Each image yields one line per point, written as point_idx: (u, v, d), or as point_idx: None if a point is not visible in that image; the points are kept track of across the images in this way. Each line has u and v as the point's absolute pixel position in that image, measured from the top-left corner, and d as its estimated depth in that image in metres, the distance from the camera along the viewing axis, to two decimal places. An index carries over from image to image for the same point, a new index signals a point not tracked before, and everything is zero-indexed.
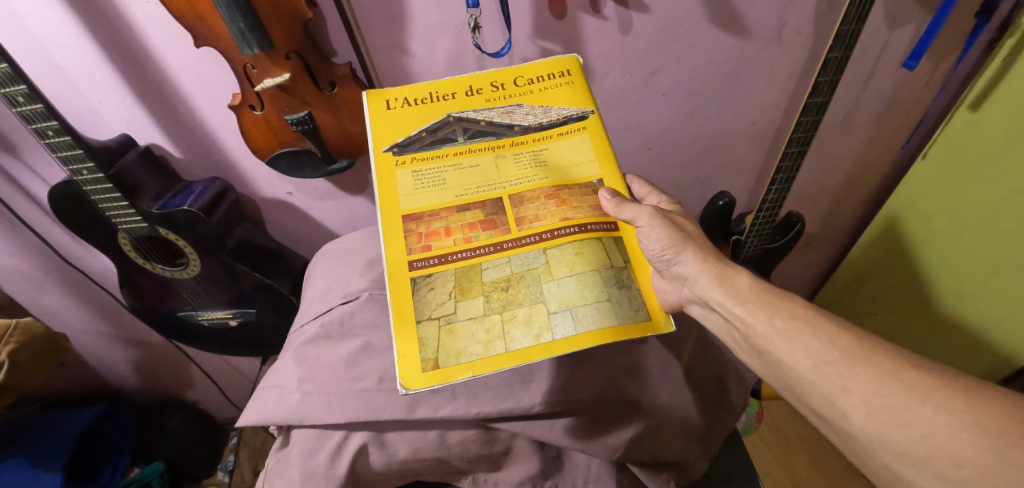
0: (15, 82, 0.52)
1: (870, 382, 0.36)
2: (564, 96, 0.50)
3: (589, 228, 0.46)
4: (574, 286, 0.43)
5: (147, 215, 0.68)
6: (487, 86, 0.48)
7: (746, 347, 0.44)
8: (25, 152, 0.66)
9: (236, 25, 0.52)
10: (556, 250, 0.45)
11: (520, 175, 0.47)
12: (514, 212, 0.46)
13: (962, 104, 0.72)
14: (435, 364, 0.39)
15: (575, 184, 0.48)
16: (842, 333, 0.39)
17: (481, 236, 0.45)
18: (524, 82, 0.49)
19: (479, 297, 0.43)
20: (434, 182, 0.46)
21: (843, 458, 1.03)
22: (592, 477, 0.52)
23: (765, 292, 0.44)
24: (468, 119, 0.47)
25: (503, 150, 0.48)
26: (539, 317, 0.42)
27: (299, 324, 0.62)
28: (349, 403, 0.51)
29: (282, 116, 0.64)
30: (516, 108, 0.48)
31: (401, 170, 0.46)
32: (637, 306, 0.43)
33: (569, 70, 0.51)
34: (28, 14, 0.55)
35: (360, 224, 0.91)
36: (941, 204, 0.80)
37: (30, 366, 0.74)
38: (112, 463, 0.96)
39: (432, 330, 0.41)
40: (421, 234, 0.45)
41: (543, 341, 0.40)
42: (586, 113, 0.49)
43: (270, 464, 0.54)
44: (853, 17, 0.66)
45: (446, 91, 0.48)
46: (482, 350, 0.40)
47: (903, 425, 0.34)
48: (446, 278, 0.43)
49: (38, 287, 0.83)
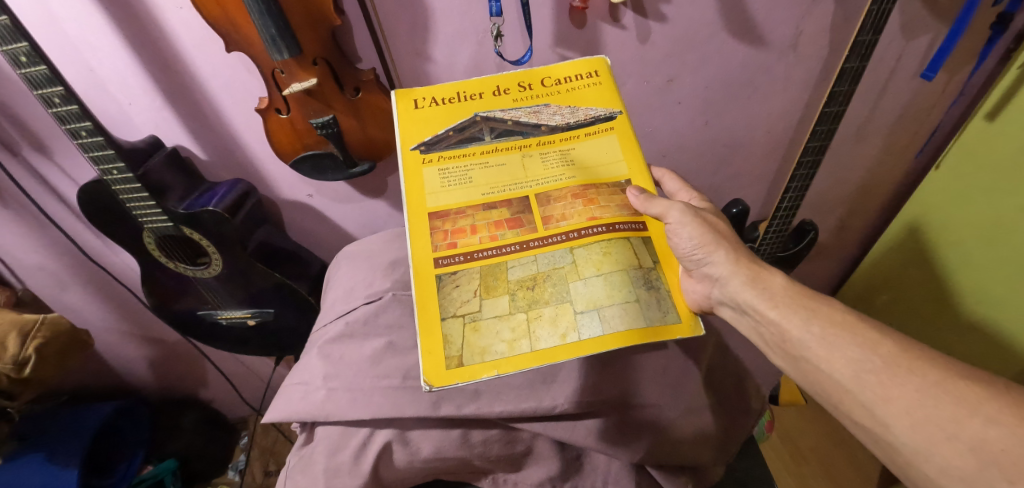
0: (52, 84, 0.54)
1: (914, 393, 0.37)
2: (592, 97, 0.51)
3: (616, 228, 0.47)
4: (601, 286, 0.44)
5: (172, 215, 0.69)
6: (514, 86, 0.49)
7: (781, 352, 0.45)
8: (57, 153, 0.68)
9: (268, 30, 0.53)
10: (583, 250, 0.46)
11: (548, 174, 0.48)
12: (540, 211, 0.47)
13: (978, 115, 0.74)
14: (459, 362, 0.40)
15: (604, 184, 0.49)
16: (884, 340, 0.40)
17: (507, 234, 0.46)
18: (551, 83, 0.50)
19: (503, 296, 0.43)
20: (461, 181, 0.47)
21: (854, 466, 1.02)
22: (612, 478, 0.52)
23: (800, 295, 0.45)
24: (495, 119, 0.48)
25: (530, 149, 0.49)
26: (565, 316, 0.42)
27: (322, 324, 0.64)
28: (374, 400, 0.51)
29: (307, 120, 0.65)
30: (544, 108, 0.49)
31: (428, 168, 0.47)
32: (666, 308, 0.43)
33: (597, 71, 0.52)
34: (66, 20, 0.57)
35: (378, 227, 0.92)
36: (956, 214, 0.81)
37: (55, 361, 0.75)
38: (127, 459, 0.98)
39: (456, 328, 0.41)
40: (447, 232, 0.45)
41: (569, 341, 0.41)
42: (614, 114, 0.50)
43: (292, 461, 0.54)
44: (869, 29, 0.67)
45: (474, 90, 0.49)
46: (507, 349, 0.41)
47: (950, 437, 0.34)
48: (471, 276, 0.44)
49: (62, 284, 0.85)
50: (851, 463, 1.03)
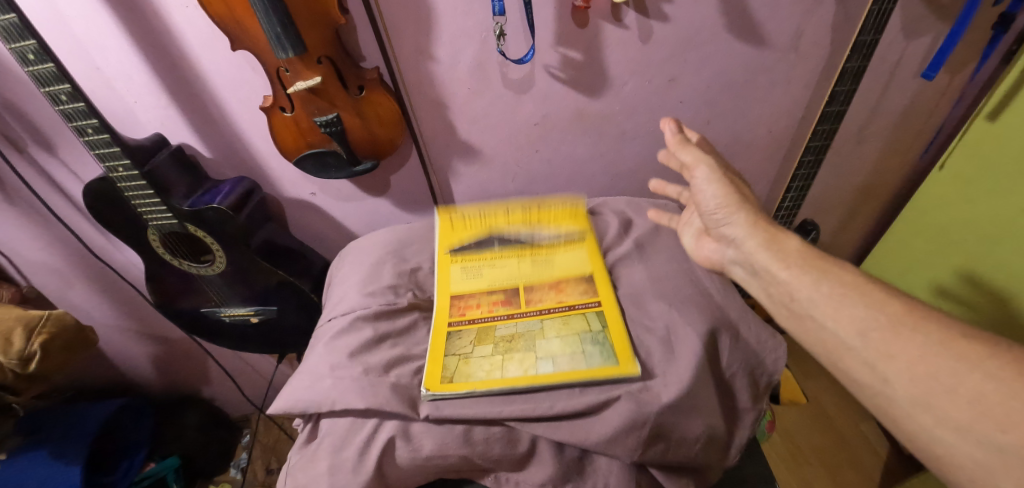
0: (59, 81, 0.55)
1: (916, 350, 0.35)
2: (570, 222, 0.74)
3: (577, 306, 0.62)
4: (558, 342, 0.58)
5: (177, 212, 0.70)
6: (519, 209, 0.75)
7: (786, 313, 0.43)
8: (63, 150, 0.69)
9: (273, 29, 0.54)
10: (549, 320, 0.61)
11: (536, 272, 0.68)
12: (526, 295, 0.64)
13: (978, 117, 0.74)
14: (451, 378, 0.55)
15: (572, 278, 0.66)
16: (891, 299, 0.38)
17: (500, 308, 0.63)
18: (543, 212, 0.75)
19: (490, 344, 0.59)
20: (476, 276, 0.68)
21: (855, 467, 1.03)
22: (613, 480, 0.51)
23: (817, 259, 0.42)
24: (504, 234, 0.72)
25: (525, 255, 0.70)
26: (529, 360, 0.56)
27: (327, 319, 0.64)
28: (380, 392, 0.52)
29: (311, 118, 0.66)
30: (538, 229, 0.73)
31: (453, 265, 0.69)
32: (605, 355, 0.56)
33: (575, 211, 0.75)
34: (73, 19, 0.57)
35: (380, 226, 0.92)
36: (955, 198, 0.81)
37: (59, 357, 0.76)
38: (129, 457, 0.99)
39: (453, 361, 0.57)
40: (461, 306, 0.64)
41: (530, 373, 0.55)
42: (584, 236, 0.72)
43: (294, 458, 0.54)
44: (870, 29, 0.67)
45: (492, 211, 0.75)
46: (485, 375, 0.55)
47: (950, 391, 0.33)
48: (471, 332, 0.61)
49: (66, 281, 0.85)
50: (852, 463, 1.04)
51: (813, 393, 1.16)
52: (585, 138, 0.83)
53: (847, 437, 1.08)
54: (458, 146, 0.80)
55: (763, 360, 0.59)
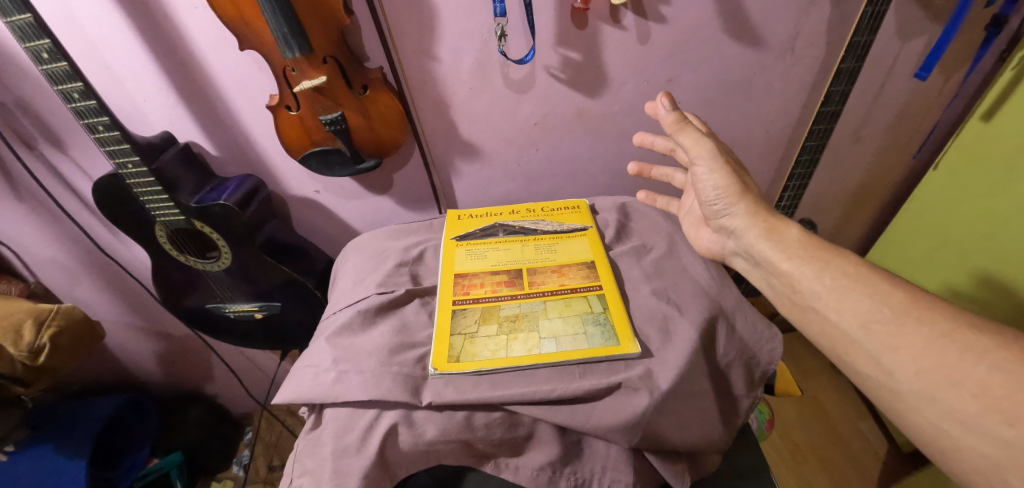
0: (72, 80, 0.57)
1: (919, 340, 0.39)
2: (574, 217, 0.75)
3: (578, 290, 0.64)
4: (561, 323, 0.60)
5: (184, 208, 0.71)
6: (523, 210, 0.78)
7: (788, 304, 0.48)
8: (73, 148, 0.70)
9: (280, 29, 0.56)
10: (552, 302, 0.63)
11: (540, 256, 0.69)
12: (530, 278, 0.66)
13: (975, 116, 0.75)
14: (457, 358, 0.56)
15: (574, 264, 0.67)
16: (894, 291, 0.42)
17: (504, 289, 0.65)
18: (546, 210, 0.78)
19: (494, 324, 0.61)
20: (480, 257, 0.70)
21: (854, 465, 1.04)
22: (611, 463, 0.53)
23: (814, 248, 0.47)
24: (507, 225, 0.74)
25: (528, 241, 0.72)
26: (533, 340, 0.58)
27: (331, 312, 0.66)
28: (384, 383, 0.53)
29: (316, 117, 0.67)
30: (541, 221, 0.75)
31: (458, 248, 0.71)
32: (607, 336, 0.57)
33: (578, 206, 0.77)
34: (86, 19, 0.59)
35: (382, 224, 0.93)
36: (953, 198, 0.82)
37: (67, 350, 0.77)
38: (134, 453, 1.00)
39: (458, 341, 0.58)
40: (465, 286, 0.65)
41: (534, 353, 0.56)
42: (586, 228, 0.73)
43: (300, 444, 0.55)
44: (865, 30, 0.71)
45: (497, 210, 0.78)
46: (491, 354, 0.57)
47: (952, 383, 0.37)
48: (475, 312, 0.62)
49: (73, 277, 0.87)
50: (852, 462, 1.04)
51: (813, 392, 1.17)
52: (584, 138, 0.85)
53: (846, 436, 1.09)
54: (460, 145, 0.82)
55: (758, 352, 0.60)
